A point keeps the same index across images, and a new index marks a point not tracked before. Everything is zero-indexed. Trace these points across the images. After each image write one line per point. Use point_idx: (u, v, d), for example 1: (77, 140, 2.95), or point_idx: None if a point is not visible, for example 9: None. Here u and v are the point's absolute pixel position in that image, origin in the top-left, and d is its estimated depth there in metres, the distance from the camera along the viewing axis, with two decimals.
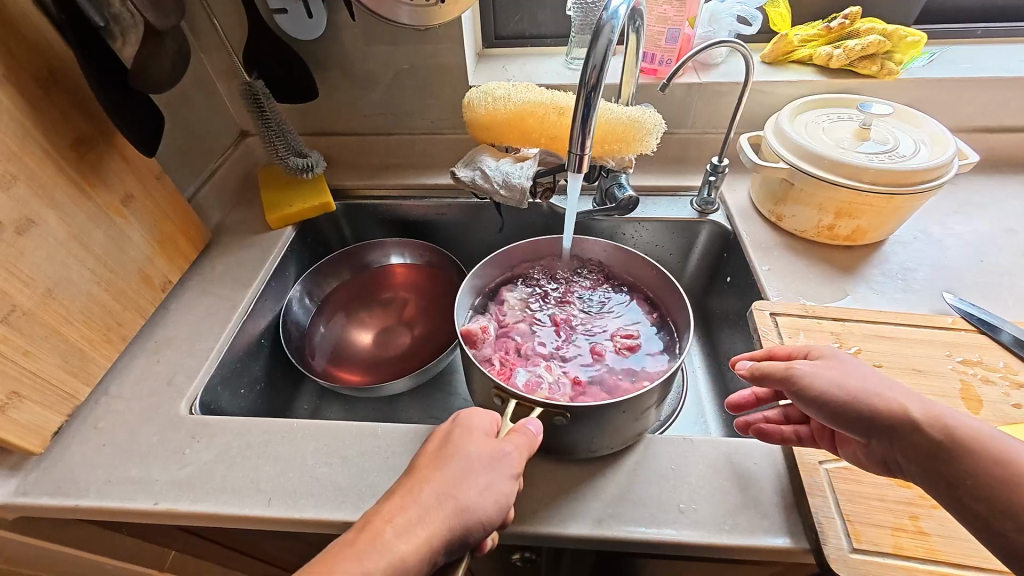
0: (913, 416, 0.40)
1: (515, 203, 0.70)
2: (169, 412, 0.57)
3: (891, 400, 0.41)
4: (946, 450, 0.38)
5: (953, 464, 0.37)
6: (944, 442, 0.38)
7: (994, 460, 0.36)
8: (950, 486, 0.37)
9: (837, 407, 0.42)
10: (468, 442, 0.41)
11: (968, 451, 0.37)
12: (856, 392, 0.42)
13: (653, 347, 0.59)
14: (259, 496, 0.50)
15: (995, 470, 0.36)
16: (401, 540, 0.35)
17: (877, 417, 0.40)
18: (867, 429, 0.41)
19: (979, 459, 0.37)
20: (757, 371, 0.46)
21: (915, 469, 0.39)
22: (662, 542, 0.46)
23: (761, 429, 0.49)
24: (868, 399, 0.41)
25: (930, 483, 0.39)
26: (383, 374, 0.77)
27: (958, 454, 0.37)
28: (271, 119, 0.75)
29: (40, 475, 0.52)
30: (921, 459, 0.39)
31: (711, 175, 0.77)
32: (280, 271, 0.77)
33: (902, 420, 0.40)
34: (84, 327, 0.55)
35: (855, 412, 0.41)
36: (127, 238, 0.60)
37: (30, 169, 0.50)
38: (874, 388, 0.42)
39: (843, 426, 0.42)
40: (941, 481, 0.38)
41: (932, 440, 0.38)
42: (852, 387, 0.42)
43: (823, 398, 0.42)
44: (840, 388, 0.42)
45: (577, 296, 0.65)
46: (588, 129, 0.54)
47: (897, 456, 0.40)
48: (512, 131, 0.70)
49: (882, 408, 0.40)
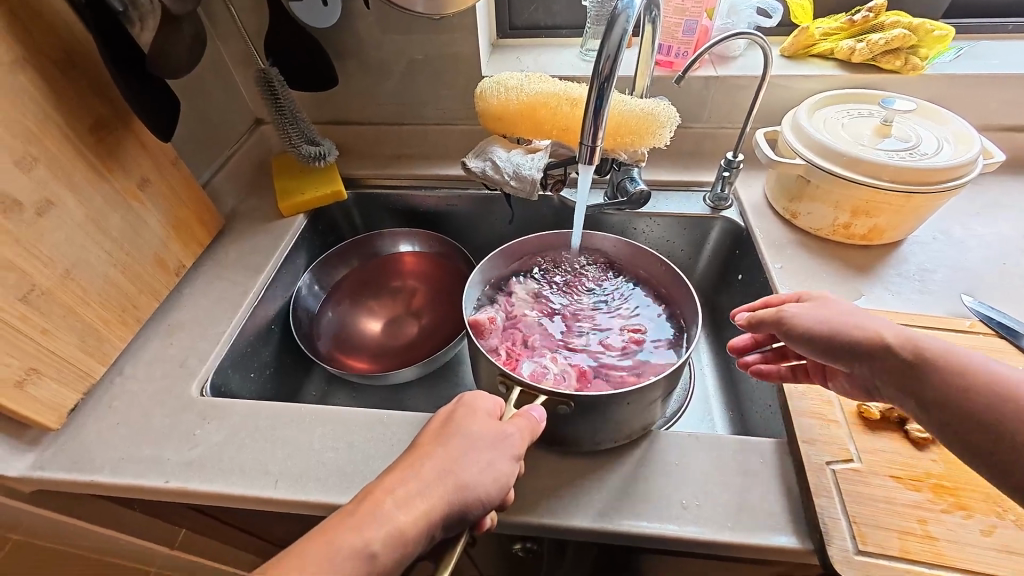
0: (887, 341, 0.42)
1: (525, 194, 0.70)
2: (181, 393, 0.59)
3: (870, 330, 0.44)
4: (917, 369, 0.41)
5: (923, 381, 0.40)
6: (913, 360, 0.41)
7: (960, 372, 0.39)
8: (921, 402, 0.40)
9: (818, 336, 0.45)
10: (472, 421, 0.41)
11: (936, 367, 0.40)
12: (839, 326, 0.45)
13: (661, 342, 0.58)
14: (266, 478, 0.51)
15: (959, 383, 0.39)
16: (401, 511, 0.36)
17: (856, 345, 0.43)
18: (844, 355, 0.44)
19: (945, 373, 0.40)
20: (752, 317, 0.50)
21: (892, 391, 0.42)
22: (664, 537, 0.46)
23: (760, 369, 0.55)
24: (850, 331, 0.44)
25: (904, 402, 0.41)
26: (390, 363, 0.78)
27: (928, 371, 0.40)
28: (285, 106, 0.75)
29: (57, 451, 0.53)
30: (892, 379, 0.42)
31: (724, 171, 0.76)
32: (291, 258, 0.78)
33: (879, 345, 0.43)
34: (100, 308, 0.56)
35: (836, 343, 0.44)
36: (143, 222, 0.61)
37: (50, 152, 0.51)
38: (853, 318, 0.45)
39: (826, 357, 0.45)
40: (914, 399, 0.41)
41: (904, 362, 0.41)
42: (835, 322, 0.45)
43: (807, 331, 0.46)
44: (823, 323, 0.46)
45: (585, 289, 0.64)
46: (600, 121, 0.54)
47: (876, 380, 0.43)
48: (524, 123, 0.70)
49: (858, 335, 0.44)
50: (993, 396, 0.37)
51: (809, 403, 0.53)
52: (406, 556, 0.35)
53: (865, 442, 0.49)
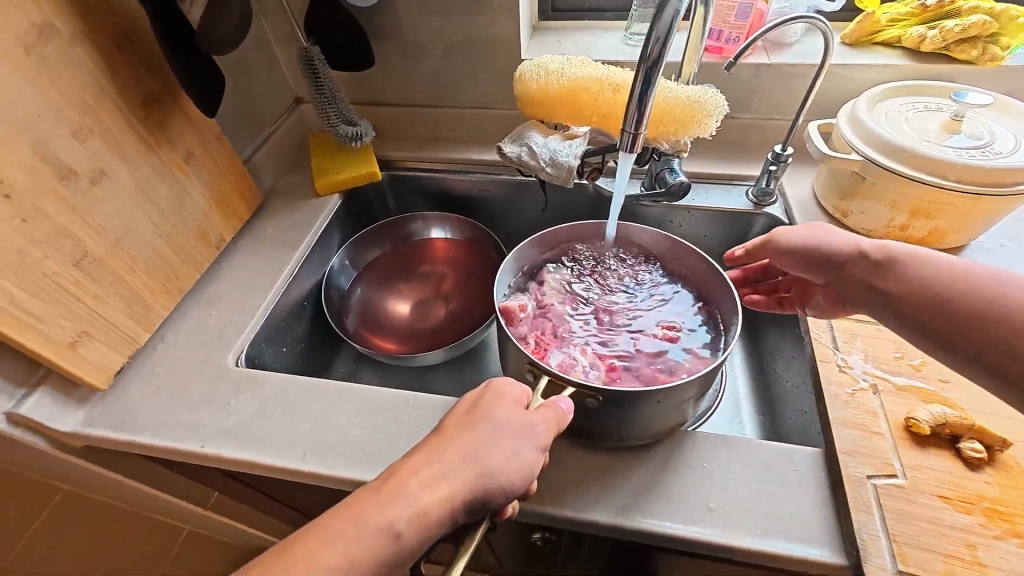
0: (859, 249, 0.47)
1: (561, 180, 0.68)
2: (218, 363, 0.61)
3: (847, 240, 0.48)
4: (883, 268, 0.44)
5: (886, 278, 0.44)
6: (881, 263, 0.45)
7: (920, 268, 0.42)
8: (883, 298, 0.44)
9: (798, 251, 0.51)
10: (499, 408, 0.40)
11: (902, 265, 0.43)
12: (817, 238, 0.50)
13: (695, 341, 0.56)
14: (295, 450, 0.52)
15: (919, 277, 0.42)
16: (425, 492, 0.36)
17: (829, 252, 0.49)
18: (822, 267, 0.50)
19: (907, 269, 0.43)
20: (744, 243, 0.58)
21: (860, 293, 0.46)
22: (689, 538, 0.45)
23: (748, 301, 0.63)
24: (827, 242, 0.50)
25: (869, 301, 0.46)
26: (417, 345, 0.78)
27: (891, 269, 0.44)
28: (325, 85, 0.75)
29: (104, 410, 0.56)
30: (862, 283, 0.46)
31: (772, 164, 0.73)
32: (325, 237, 0.79)
33: (850, 251, 0.47)
34: (146, 277, 0.59)
35: (812, 252, 0.50)
36: (188, 195, 0.63)
37: (104, 124, 0.53)
38: (835, 234, 0.50)
39: (806, 266, 0.51)
40: (877, 296, 0.45)
41: (872, 265, 0.45)
42: (816, 236, 0.51)
43: (789, 248, 0.52)
44: (805, 237, 0.51)
45: (618, 281, 0.63)
46: (644, 107, 0.51)
47: (846, 286, 0.48)
48: (563, 108, 0.68)
49: (835, 248, 0.49)
50: (944, 284, 0.40)
51: (851, 413, 0.51)
52: (429, 537, 0.35)
53: (911, 458, 0.47)
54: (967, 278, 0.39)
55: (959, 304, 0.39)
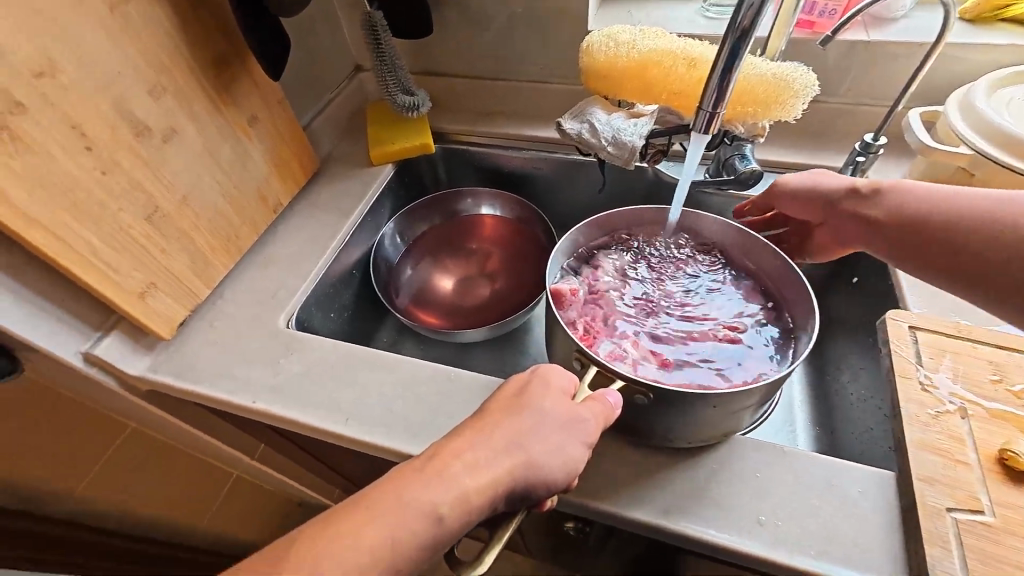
0: (853, 189, 0.54)
1: (621, 161, 0.65)
2: (270, 323, 0.63)
3: (841, 179, 0.55)
4: (875, 199, 0.52)
5: (878, 208, 0.52)
6: (873, 197, 0.52)
7: (908, 201, 0.50)
8: (878, 225, 0.51)
9: (803, 193, 0.57)
10: (545, 397, 0.39)
11: (892, 193, 0.51)
12: (818, 180, 0.57)
13: (759, 344, 0.52)
14: (338, 415, 0.54)
15: (909, 202, 0.50)
16: (467, 476, 0.35)
17: (830, 190, 0.55)
18: (822, 208, 0.56)
19: (897, 197, 0.51)
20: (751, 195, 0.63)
21: (857, 226, 0.53)
22: (735, 550, 0.43)
23: None
24: (826, 182, 0.56)
25: (866, 231, 0.53)
26: (459, 321, 0.78)
27: (883, 198, 0.51)
28: (385, 52, 0.74)
29: (168, 357, 0.60)
30: (860, 216, 0.53)
31: (858, 155, 0.66)
32: (376, 207, 0.79)
33: (847, 188, 0.54)
34: (208, 235, 0.61)
35: (815, 192, 0.56)
36: (250, 157, 0.64)
37: (176, 82, 0.54)
38: (826, 176, 0.57)
39: (809, 207, 0.57)
40: (873, 225, 0.52)
41: (866, 202, 0.53)
42: (816, 178, 0.57)
43: (792, 192, 0.58)
44: (807, 180, 0.58)
45: (677, 272, 0.59)
46: (726, 83, 0.47)
47: (843, 220, 0.55)
48: (630, 84, 0.63)
49: (832, 186, 0.56)
50: (927, 212, 0.48)
51: (933, 437, 0.45)
52: (469, 519, 0.35)
53: (1001, 493, 0.42)
54: (946, 198, 0.48)
55: (944, 229, 0.47)
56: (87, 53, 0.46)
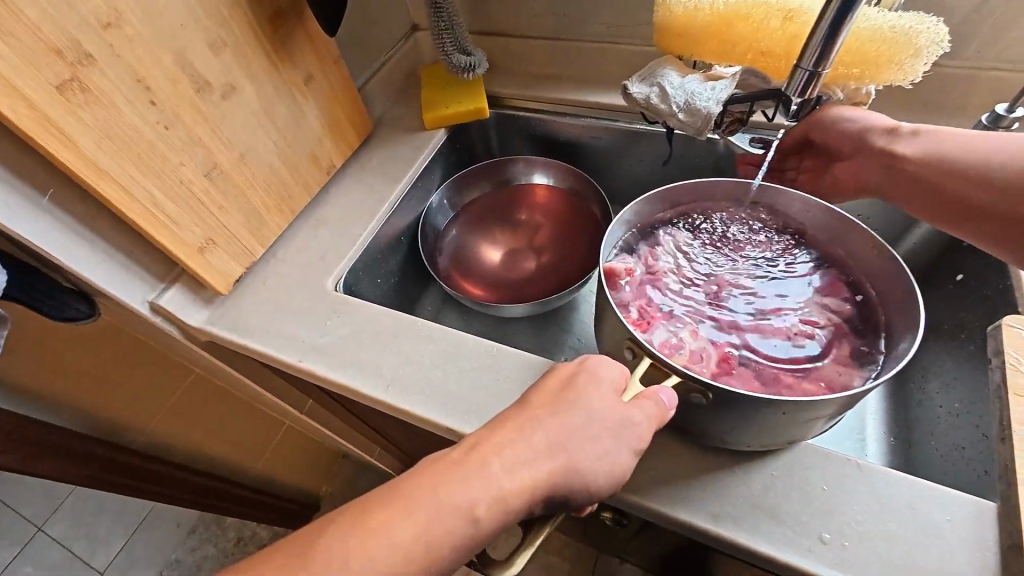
0: (890, 127, 0.52)
1: (694, 130, 0.58)
2: (319, 285, 0.63)
3: (882, 117, 0.53)
4: (910, 137, 0.51)
5: (911, 146, 0.50)
6: (910, 136, 0.51)
7: (944, 145, 0.49)
8: (906, 164, 0.50)
9: (841, 125, 0.55)
10: (593, 395, 0.36)
11: (928, 134, 0.50)
12: (858, 113, 0.54)
13: (843, 345, 0.46)
14: (379, 380, 0.53)
15: (943, 144, 0.49)
16: (507, 478, 0.33)
17: (868, 124, 0.53)
18: (855, 145, 0.54)
19: (933, 137, 0.49)
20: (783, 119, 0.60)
21: (885, 162, 0.52)
22: (791, 567, 0.39)
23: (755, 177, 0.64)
24: (865, 116, 0.54)
25: (892, 168, 0.52)
26: (505, 294, 0.76)
27: (918, 137, 0.50)
28: (443, 8, 0.70)
29: (224, 312, 0.62)
30: (889, 153, 0.51)
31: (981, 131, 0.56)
32: (427, 174, 0.78)
33: (886, 125, 0.52)
34: (263, 193, 0.61)
35: (852, 124, 0.54)
36: (304, 117, 0.64)
37: (235, 37, 0.54)
38: (863, 109, 0.55)
39: (840, 138, 0.55)
40: (901, 162, 0.51)
41: (900, 140, 0.51)
42: (856, 111, 0.55)
43: (828, 123, 0.56)
44: (847, 110, 0.55)
45: (749, 256, 0.53)
46: (831, 43, 0.40)
47: (871, 155, 0.53)
48: (711, 42, 0.56)
49: (871, 122, 0.53)
50: (959, 153, 0.47)
51: None
52: (506, 515, 0.33)
53: None
54: (983, 141, 0.47)
55: (972, 170, 0.46)
56: (153, 4, 0.46)
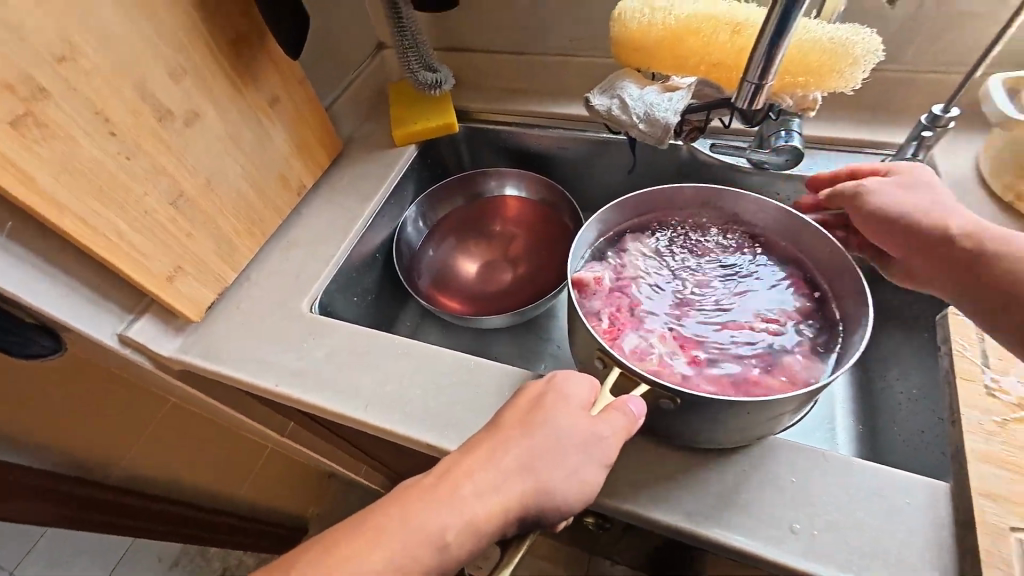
0: (951, 231, 0.43)
1: (654, 140, 0.60)
2: (294, 307, 0.63)
3: (943, 215, 0.44)
4: (973, 252, 0.42)
5: (975, 263, 0.42)
6: (976, 249, 0.42)
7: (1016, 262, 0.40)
8: (964, 284, 0.42)
9: (886, 219, 0.46)
10: (561, 413, 0.37)
11: (996, 250, 0.41)
12: (909, 209, 0.46)
13: (803, 342, 0.48)
14: (357, 401, 0.54)
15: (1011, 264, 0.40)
16: (478, 503, 0.34)
17: (919, 226, 0.45)
18: (905, 245, 0.46)
19: (1002, 255, 0.40)
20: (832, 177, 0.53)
21: (942, 275, 0.44)
22: (765, 559, 0.40)
23: None
24: (919, 215, 0.45)
25: (947, 282, 0.44)
26: (482, 307, 0.77)
27: (982, 254, 0.41)
28: (407, 27, 0.71)
29: (196, 340, 0.61)
30: (946, 263, 0.43)
31: (923, 130, 0.59)
32: (399, 190, 0.78)
33: (944, 230, 0.43)
34: (232, 218, 0.61)
35: (898, 223, 0.46)
36: (271, 140, 0.64)
37: (196, 64, 0.54)
38: (913, 197, 0.46)
39: (881, 235, 0.47)
40: (958, 280, 0.43)
41: (960, 252, 0.42)
42: (907, 203, 0.46)
43: (874, 213, 0.47)
44: (896, 203, 0.46)
45: (713, 261, 0.55)
46: (774, 52, 0.42)
47: (925, 264, 0.45)
48: (666, 54, 0.58)
49: (928, 220, 0.44)
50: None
51: (998, 448, 0.41)
52: (483, 530, 0.34)
53: None
54: None
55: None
56: (109, 35, 0.46)
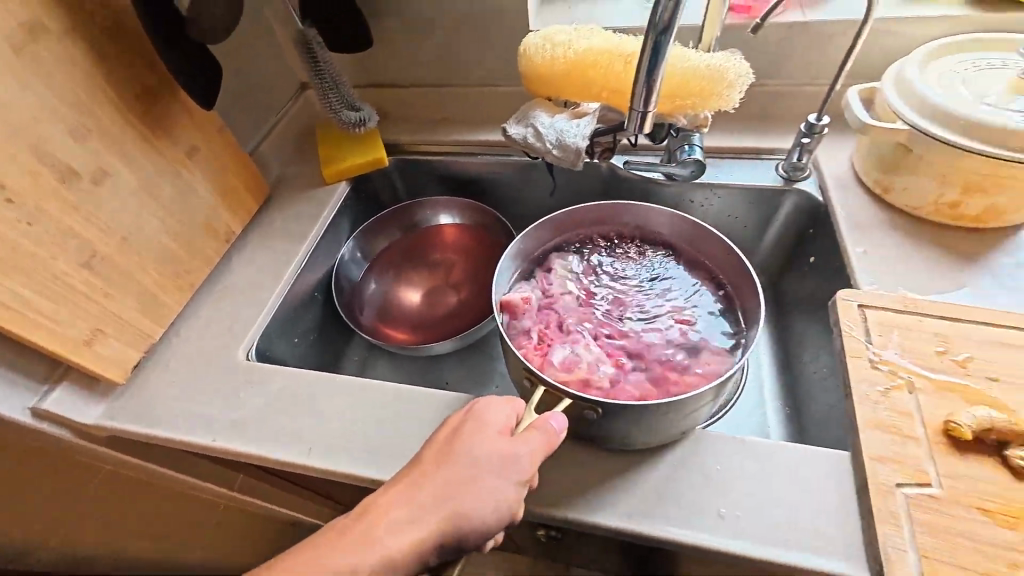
0: None
1: (569, 164, 0.64)
2: (229, 357, 0.62)
3: None
4: None
5: None
6: None
7: None
8: None
9: None
10: (479, 438, 0.39)
11: None
12: None
13: (715, 337, 0.52)
14: (301, 446, 0.53)
15: None
16: (395, 538, 0.36)
17: None
18: None
19: None
20: None
21: None
22: (699, 546, 0.44)
23: None
24: None
25: None
26: (428, 334, 0.78)
27: None
28: (324, 69, 0.73)
29: (123, 403, 0.58)
30: None
31: (804, 137, 0.66)
32: (334, 227, 0.78)
33: None
34: (155, 273, 0.59)
35: None
36: (193, 190, 0.63)
37: (101, 123, 0.53)
38: None
39: None
40: None
41: None
42: None
43: None
44: None
45: (632, 270, 0.59)
46: (653, 81, 0.47)
47: None
48: (570, 84, 0.62)
49: None
50: None
51: (884, 415, 0.47)
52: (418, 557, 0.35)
53: (950, 466, 0.43)
54: None
55: None
56: None
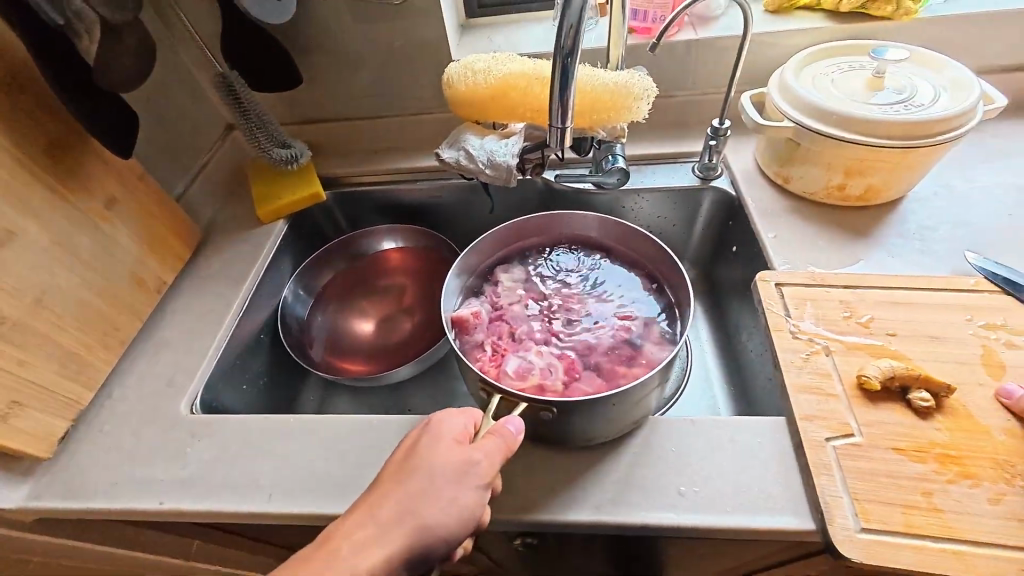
0: None
1: (502, 181, 0.67)
2: (170, 412, 0.58)
3: None
4: None
5: None
6: None
7: None
8: None
9: None
10: (434, 451, 0.40)
11: None
12: None
13: (655, 328, 0.56)
14: (260, 493, 0.51)
15: None
16: (357, 560, 0.36)
17: None
18: None
19: None
20: None
21: None
22: (665, 526, 0.46)
23: None
24: None
25: None
26: (384, 363, 0.77)
27: None
28: (249, 109, 0.73)
29: (51, 478, 0.54)
30: None
31: (711, 139, 0.73)
32: (275, 266, 0.77)
33: None
34: (78, 333, 0.56)
35: None
36: (116, 242, 0.60)
37: (4, 180, 0.50)
38: None
39: None
40: None
41: None
42: None
43: None
44: None
45: (573, 276, 0.62)
46: (567, 99, 0.51)
47: None
48: (495, 107, 0.66)
49: None
50: None
51: (806, 378, 0.52)
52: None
53: (865, 415, 0.49)
54: None
55: None
56: None
